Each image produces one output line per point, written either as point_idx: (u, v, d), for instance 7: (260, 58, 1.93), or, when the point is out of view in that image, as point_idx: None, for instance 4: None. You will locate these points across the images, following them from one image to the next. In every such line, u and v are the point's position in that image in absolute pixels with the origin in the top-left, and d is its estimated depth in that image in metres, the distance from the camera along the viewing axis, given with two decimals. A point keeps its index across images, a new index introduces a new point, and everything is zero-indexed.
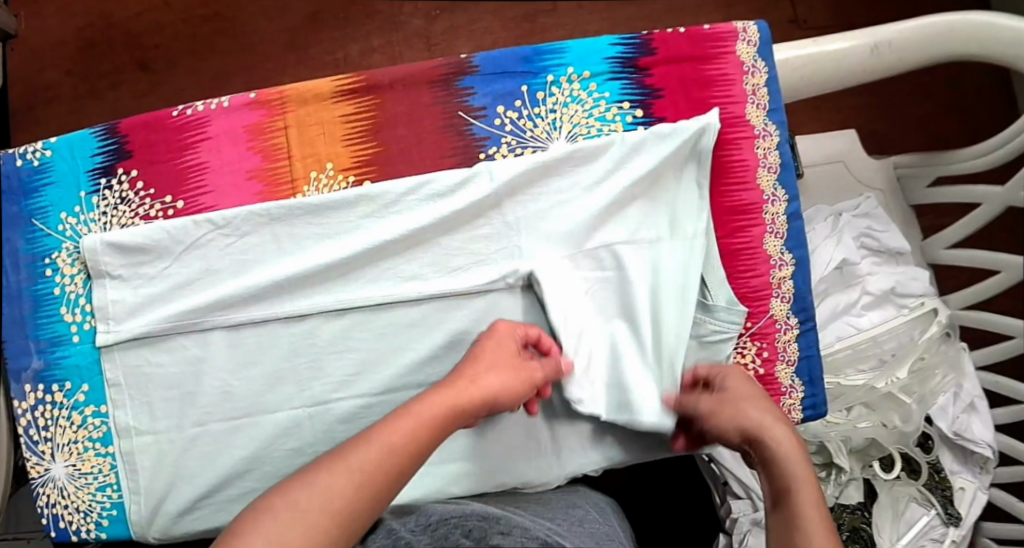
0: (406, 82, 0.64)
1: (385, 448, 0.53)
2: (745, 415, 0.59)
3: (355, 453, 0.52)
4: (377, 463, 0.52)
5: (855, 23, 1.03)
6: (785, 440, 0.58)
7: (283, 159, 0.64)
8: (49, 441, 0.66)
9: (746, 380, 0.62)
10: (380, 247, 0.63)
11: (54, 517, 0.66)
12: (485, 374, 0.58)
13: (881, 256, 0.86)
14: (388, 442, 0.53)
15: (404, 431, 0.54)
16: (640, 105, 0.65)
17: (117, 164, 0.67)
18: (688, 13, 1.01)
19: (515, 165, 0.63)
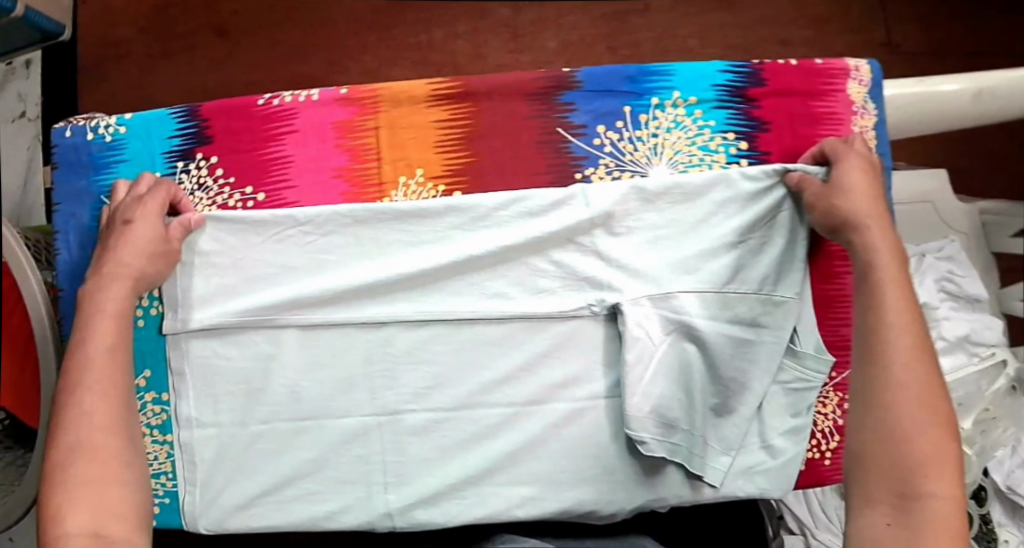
0: (505, 92, 0.61)
1: (98, 382, 0.54)
2: (859, 214, 0.57)
3: (78, 467, 0.51)
4: (110, 401, 0.54)
5: (954, 48, 0.99)
6: (873, 238, 0.56)
7: (373, 160, 0.62)
8: None
9: (869, 183, 0.58)
10: (470, 259, 0.61)
11: None
12: (123, 254, 0.58)
13: (959, 301, 0.83)
14: (103, 367, 0.54)
15: (91, 367, 0.54)
16: (746, 137, 0.62)
17: (196, 148, 0.64)
18: (779, 27, 0.97)
19: (612, 191, 0.61)
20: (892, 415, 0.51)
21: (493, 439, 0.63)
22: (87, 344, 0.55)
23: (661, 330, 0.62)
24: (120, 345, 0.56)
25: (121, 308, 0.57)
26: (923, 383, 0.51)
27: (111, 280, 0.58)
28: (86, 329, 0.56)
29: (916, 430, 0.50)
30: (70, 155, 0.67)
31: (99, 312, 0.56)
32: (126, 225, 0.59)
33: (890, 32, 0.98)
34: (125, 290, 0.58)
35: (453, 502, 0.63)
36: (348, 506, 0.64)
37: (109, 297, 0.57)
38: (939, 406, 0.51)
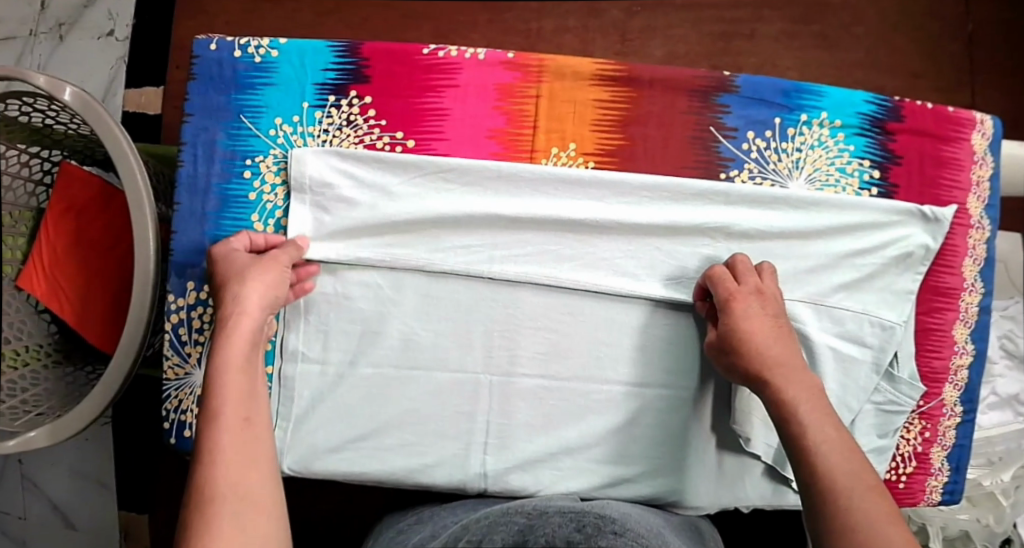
0: (666, 85, 0.64)
1: (225, 454, 0.50)
2: (755, 335, 0.57)
3: (224, 484, 0.49)
4: (237, 464, 0.50)
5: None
6: (770, 332, 0.58)
7: (529, 127, 0.64)
8: (198, 346, 0.66)
9: (751, 299, 0.59)
10: (607, 224, 0.63)
11: (180, 424, 0.66)
12: (240, 290, 0.57)
13: (1015, 361, 0.88)
14: (230, 442, 0.51)
15: (225, 393, 0.53)
16: (879, 167, 0.66)
17: (351, 85, 0.65)
18: (873, 75, 1.02)
19: (755, 195, 0.63)
20: (831, 505, 0.49)
21: (600, 416, 0.64)
22: (211, 414, 0.52)
23: None
24: (245, 411, 0.53)
25: (243, 369, 0.54)
26: (854, 475, 0.50)
27: (225, 337, 0.55)
28: (213, 400, 0.53)
29: (853, 516, 0.48)
30: (212, 70, 0.66)
31: (229, 339, 0.55)
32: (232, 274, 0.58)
33: (973, 98, 1.03)
34: (242, 347, 0.55)
35: (549, 470, 0.63)
36: (442, 460, 0.63)
37: (242, 325, 0.56)
38: (871, 482, 0.50)
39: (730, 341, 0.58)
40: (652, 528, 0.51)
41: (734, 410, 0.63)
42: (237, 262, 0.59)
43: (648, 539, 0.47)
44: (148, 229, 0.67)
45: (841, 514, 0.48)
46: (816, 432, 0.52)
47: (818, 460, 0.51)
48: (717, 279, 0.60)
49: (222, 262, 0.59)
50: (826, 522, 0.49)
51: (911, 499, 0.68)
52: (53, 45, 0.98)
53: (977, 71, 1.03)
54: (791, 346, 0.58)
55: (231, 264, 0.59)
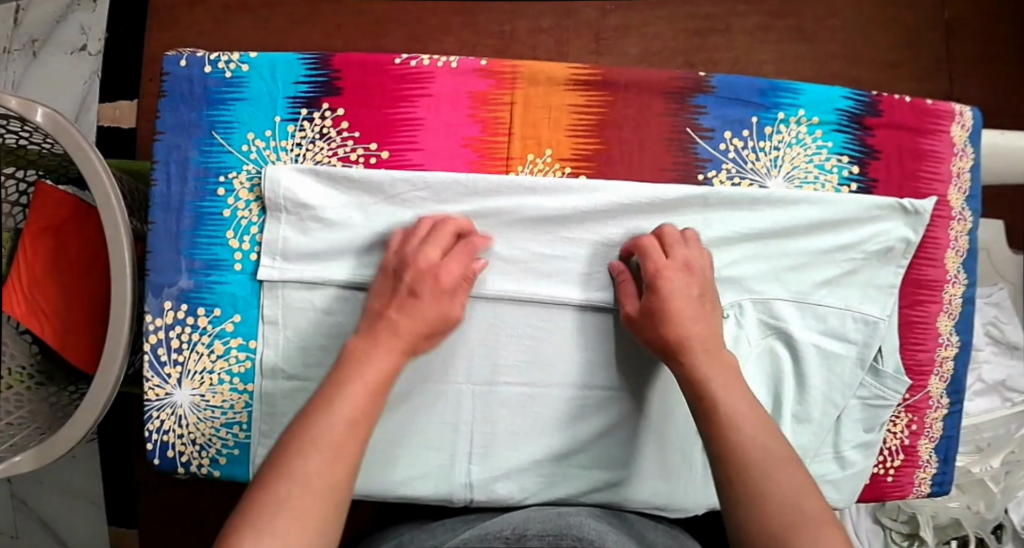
0: (642, 87, 0.63)
1: (331, 453, 0.49)
2: (678, 314, 0.57)
3: (309, 470, 0.48)
4: (336, 471, 0.49)
5: (1014, 104, 1.03)
6: (692, 315, 0.57)
7: (503, 135, 0.63)
8: (178, 366, 0.64)
9: (675, 270, 0.59)
10: (585, 231, 0.63)
11: (164, 445, 0.65)
12: (412, 324, 0.56)
13: (1001, 347, 0.89)
14: (336, 436, 0.50)
15: (349, 399, 0.52)
16: (858, 162, 0.66)
17: (323, 98, 0.64)
18: (851, 64, 1.01)
19: (733, 195, 0.63)
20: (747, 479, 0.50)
21: (586, 421, 0.63)
22: (337, 410, 0.51)
23: (759, 333, 0.63)
24: (364, 415, 0.52)
25: (378, 390, 0.54)
26: (778, 469, 0.50)
27: (379, 342, 0.55)
28: (337, 393, 0.52)
29: (769, 488, 0.49)
30: (182, 86, 0.65)
31: (363, 358, 0.54)
32: (417, 298, 0.57)
33: (952, 84, 1.03)
34: (385, 353, 0.55)
35: (535, 478, 0.62)
36: (428, 473, 0.62)
37: (378, 356, 0.55)
38: (787, 455, 0.51)
39: (650, 316, 0.58)
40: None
41: None
42: (431, 277, 0.58)
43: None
44: (124, 247, 0.66)
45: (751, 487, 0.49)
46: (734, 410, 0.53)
47: (739, 443, 0.52)
48: (643, 251, 0.60)
49: (413, 262, 0.58)
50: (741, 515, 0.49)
51: (900, 492, 0.69)
52: (28, 61, 0.98)
53: (956, 58, 1.03)
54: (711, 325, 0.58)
55: (422, 269, 0.58)
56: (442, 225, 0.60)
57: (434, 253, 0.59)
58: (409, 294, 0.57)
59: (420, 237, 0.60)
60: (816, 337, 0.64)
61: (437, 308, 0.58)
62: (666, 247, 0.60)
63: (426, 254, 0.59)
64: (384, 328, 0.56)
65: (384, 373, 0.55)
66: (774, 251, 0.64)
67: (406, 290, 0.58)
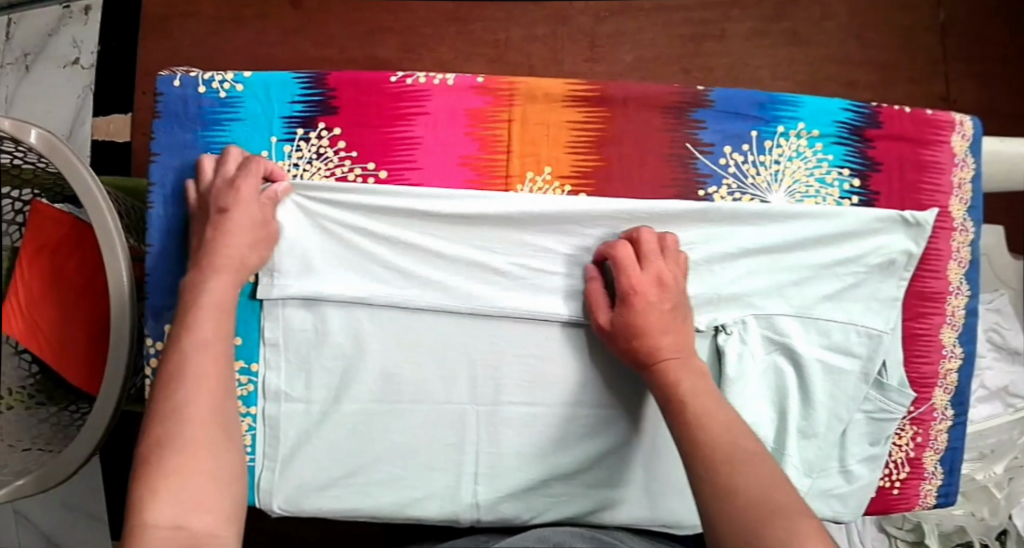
0: (640, 102, 0.63)
1: (200, 382, 0.51)
2: (650, 329, 0.56)
3: (190, 411, 0.50)
4: (211, 396, 0.52)
5: (1011, 105, 1.03)
6: (670, 327, 0.57)
7: (502, 152, 0.62)
8: None
9: (651, 285, 0.58)
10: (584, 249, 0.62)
11: None
12: (233, 240, 0.58)
13: (1002, 353, 0.88)
14: (205, 371, 0.52)
15: (204, 327, 0.54)
16: (859, 175, 0.65)
17: (320, 117, 0.64)
18: (848, 69, 1.01)
19: (735, 210, 0.62)
20: (709, 477, 0.48)
21: (592, 440, 0.62)
22: (192, 340, 0.53)
23: (762, 350, 0.63)
24: (218, 342, 0.54)
25: (222, 310, 0.56)
26: (743, 455, 0.49)
27: (214, 270, 0.57)
28: (188, 327, 0.54)
29: (738, 482, 0.47)
30: (177, 106, 0.64)
31: (207, 288, 0.56)
32: (225, 213, 0.58)
33: (949, 86, 1.02)
34: (226, 283, 0.57)
35: (542, 497, 0.61)
36: (433, 493, 0.61)
37: (219, 281, 0.57)
38: (757, 451, 0.50)
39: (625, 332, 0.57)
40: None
41: None
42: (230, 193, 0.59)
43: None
44: (122, 267, 0.65)
45: (721, 486, 0.48)
46: (702, 412, 0.52)
47: (699, 433, 0.51)
48: (618, 264, 0.59)
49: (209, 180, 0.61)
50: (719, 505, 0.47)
51: (907, 504, 0.68)
52: (20, 75, 0.96)
53: (953, 61, 1.02)
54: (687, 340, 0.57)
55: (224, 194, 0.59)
56: (224, 156, 0.61)
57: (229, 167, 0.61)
58: (217, 213, 0.59)
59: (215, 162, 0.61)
60: (819, 353, 0.64)
61: (255, 231, 0.59)
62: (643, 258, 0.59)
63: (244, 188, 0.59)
64: (213, 252, 0.58)
65: (228, 294, 0.57)
66: (775, 266, 0.63)
67: (214, 217, 0.59)
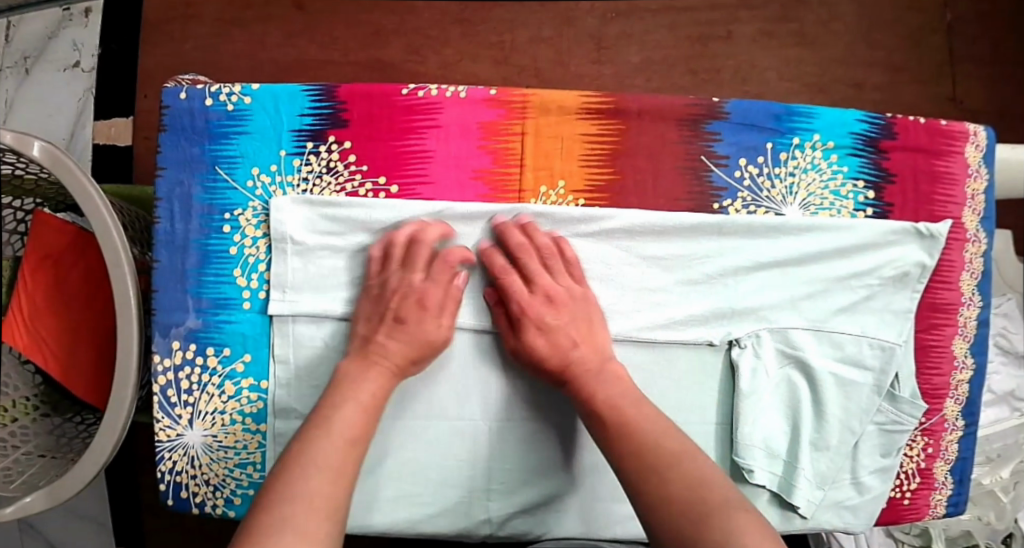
0: (655, 115, 0.62)
1: (331, 472, 0.53)
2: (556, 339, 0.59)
3: (300, 503, 0.51)
4: (329, 491, 0.52)
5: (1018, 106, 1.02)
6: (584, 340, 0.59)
7: (515, 166, 0.61)
8: (189, 407, 0.63)
9: (565, 287, 0.60)
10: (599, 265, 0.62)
11: (177, 486, 0.64)
12: (400, 350, 0.59)
13: (1010, 357, 0.88)
14: (329, 465, 0.53)
15: (348, 421, 0.55)
16: (873, 187, 0.65)
17: (330, 130, 0.63)
18: (855, 70, 1.00)
19: (749, 224, 0.62)
20: (667, 495, 0.52)
21: (605, 455, 0.61)
22: (324, 432, 0.54)
23: (776, 364, 0.63)
24: (362, 436, 0.55)
25: (371, 409, 0.56)
26: (691, 468, 0.53)
27: (372, 367, 0.58)
28: (337, 415, 0.55)
29: (701, 497, 0.52)
30: (183, 119, 0.64)
31: (358, 386, 0.57)
32: (401, 321, 0.59)
33: (956, 88, 1.02)
34: (365, 375, 0.58)
35: (553, 514, 0.61)
36: (447, 509, 0.60)
37: (370, 379, 0.57)
38: (705, 467, 0.54)
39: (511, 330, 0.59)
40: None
41: (740, 457, 0.61)
42: (416, 301, 0.60)
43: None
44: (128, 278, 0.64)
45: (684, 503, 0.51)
46: (648, 435, 0.55)
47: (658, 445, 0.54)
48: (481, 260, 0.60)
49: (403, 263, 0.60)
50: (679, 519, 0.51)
51: (916, 514, 0.68)
52: (20, 79, 0.95)
53: (961, 62, 1.02)
54: (603, 345, 0.59)
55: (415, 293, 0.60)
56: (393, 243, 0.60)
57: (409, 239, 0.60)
58: (397, 321, 0.59)
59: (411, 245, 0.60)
60: (833, 366, 0.63)
61: (428, 335, 0.59)
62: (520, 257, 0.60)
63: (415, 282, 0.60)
64: (373, 352, 0.58)
65: (378, 394, 0.57)
66: (789, 280, 0.63)
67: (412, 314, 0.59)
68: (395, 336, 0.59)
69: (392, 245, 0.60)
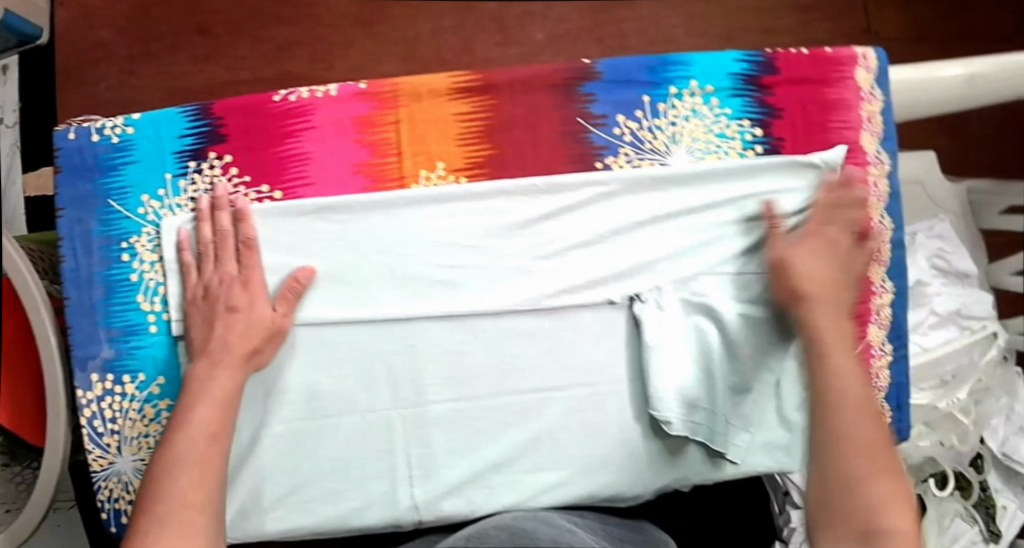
0: (526, 85, 0.61)
1: (192, 465, 0.53)
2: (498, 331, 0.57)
3: (173, 496, 0.52)
4: (204, 484, 0.53)
5: (922, 34, 1.04)
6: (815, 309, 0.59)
7: (392, 155, 0.61)
8: (116, 434, 0.66)
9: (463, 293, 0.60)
10: (491, 239, 0.61)
11: (116, 512, 0.66)
12: (231, 337, 0.59)
13: (949, 277, 0.87)
14: (198, 458, 0.54)
15: (205, 416, 0.56)
16: (760, 124, 0.64)
17: (209, 147, 0.64)
18: (765, 14, 1.02)
19: (634, 177, 0.61)
20: (825, 393, 0.57)
21: (520, 427, 0.63)
22: (190, 427, 0.55)
23: (682, 314, 0.63)
24: (223, 430, 0.56)
25: (225, 402, 0.57)
26: (863, 430, 0.55)
27: (218, 365, 0.58)
28: (189, 410, 0.56)
29: (851, 466, 0.54)
30: (74, 158, 0.65)
31: (213, 386, 0.57)
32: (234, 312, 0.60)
33: (869, 19, 1.03)
34: (203, 378, 0.58)
35: (479, 490, 0.62)
36: (372, 501, 0.62)
37: (222, 377, 0.58)
38: (869, 438, 0.55)
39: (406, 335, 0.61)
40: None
41: (657, 413, 0.61)
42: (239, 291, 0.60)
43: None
44: (47, 326, 0.61)
45: (831, 398, 0.56)
46: (834, 375, 0.57)
47: (839, 403, 0.56)
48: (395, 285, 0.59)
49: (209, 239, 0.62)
50: (829, 477, 0.55)
51: None
52: None
53: None
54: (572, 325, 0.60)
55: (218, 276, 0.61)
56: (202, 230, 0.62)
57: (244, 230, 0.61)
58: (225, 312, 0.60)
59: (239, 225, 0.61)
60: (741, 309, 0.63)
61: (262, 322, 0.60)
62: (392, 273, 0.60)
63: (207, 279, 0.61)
64: (218, 350, 0.59)
65: (235, 387, 0.58)
66: (684, 229, 0.63)
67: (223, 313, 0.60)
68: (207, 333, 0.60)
69: (219, 237, 0.62)
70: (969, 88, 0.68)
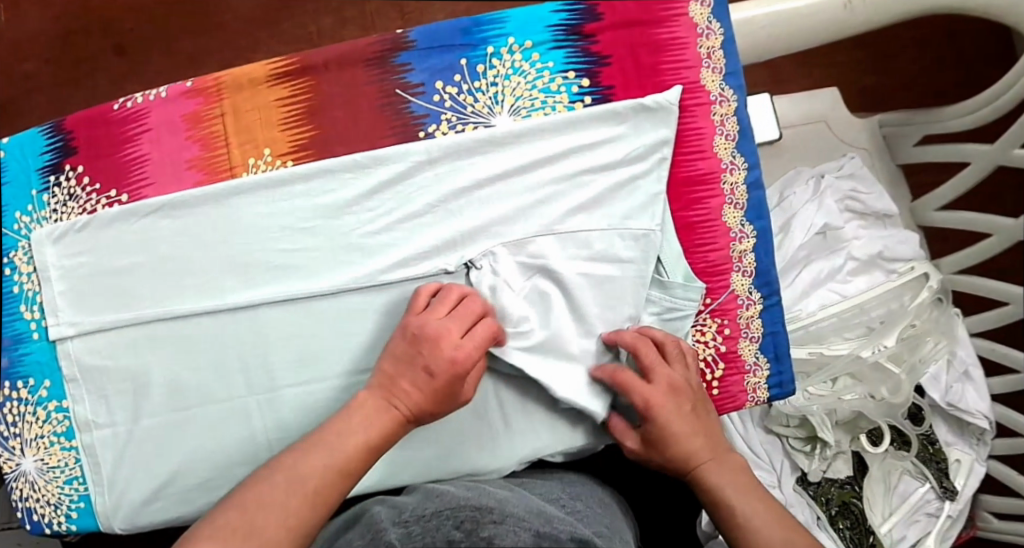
0: (340, 62, 0.63)
1: (303, 489, 0.52)
2: (431, 353, 0.56)
3: (253, 501, 0.51)
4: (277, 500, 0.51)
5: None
6: (695, 441, 0.58)
7: (221, 147, 0.64)
8: (18, 437, 0.67)
9: (414, 356, 0.56)
10: (329, 216, 0.62)
11: (28, 510, 0.66)
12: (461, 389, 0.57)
13: (869, 220, 0.83)
14: (308, 472, 0.52)
15: (344, 443, 0.54)
16: (587, 74, 0.62)
17: (64, 160, 0.67)
18: None
19: (454, 143, 0.61)
20: (713, 493, 0.56)
21: None
22: (317, 442, 0.54)
23: (522, 276, 0.61)
24: (342, 469, 0.53)
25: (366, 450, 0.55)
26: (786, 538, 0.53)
27: (383, 407, 0.56)
28: (331, 434, 0.54)
29: None
30: None
31: (360, 419, 0.55)
32: (427, 374, 0.56)
33: None
34: (372, 414, 0.56)
35: None
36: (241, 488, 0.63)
37: (376, 421, 0.55)
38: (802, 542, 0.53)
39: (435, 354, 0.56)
40: (532, 509, 0.50)
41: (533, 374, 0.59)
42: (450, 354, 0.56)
43: (527, 518, 0.46)
44: None
45: (722, 498, 0.56)
46: (734, 498, 0.56)
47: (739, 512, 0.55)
48: (418, 312, 0.58)
49: (417, 319, 0.58)
50: None
51: (732, 403, 0.64)
52: None
53: None
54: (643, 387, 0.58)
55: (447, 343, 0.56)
56: (418, 294, 0.59)
57: (450, 296, 0.58)
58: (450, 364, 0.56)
59: (436, 306, 0.58)
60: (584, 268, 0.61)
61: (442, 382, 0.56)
62: (428, 328, 0.57)
63: (431, 324, 0.57)
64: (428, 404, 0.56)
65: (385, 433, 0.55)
66: (516, 191, 0.62)
67: (441, 369, 0.55)
68: (422, 387, 0.56)
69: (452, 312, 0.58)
70: (845, 15, 0.62)
